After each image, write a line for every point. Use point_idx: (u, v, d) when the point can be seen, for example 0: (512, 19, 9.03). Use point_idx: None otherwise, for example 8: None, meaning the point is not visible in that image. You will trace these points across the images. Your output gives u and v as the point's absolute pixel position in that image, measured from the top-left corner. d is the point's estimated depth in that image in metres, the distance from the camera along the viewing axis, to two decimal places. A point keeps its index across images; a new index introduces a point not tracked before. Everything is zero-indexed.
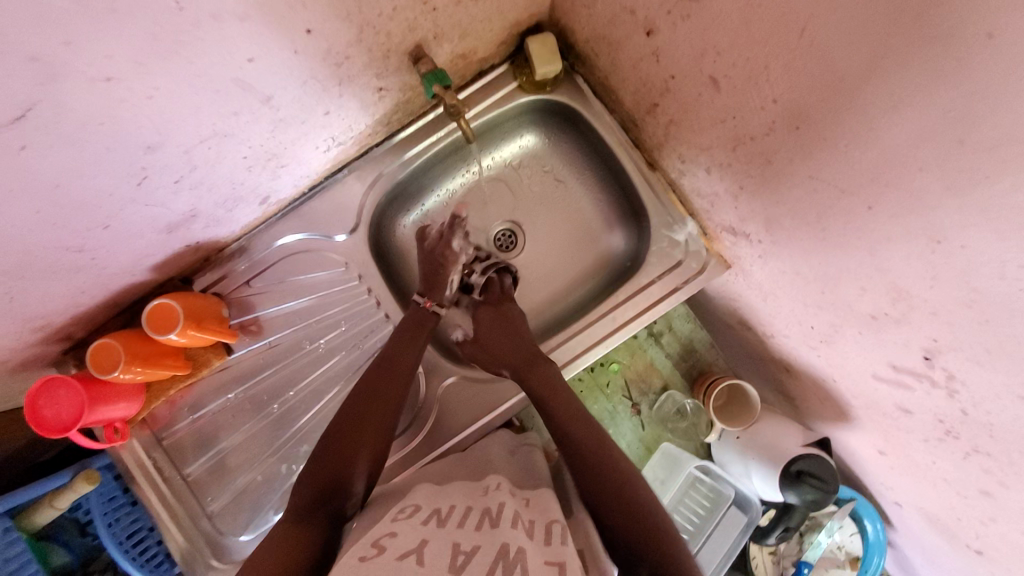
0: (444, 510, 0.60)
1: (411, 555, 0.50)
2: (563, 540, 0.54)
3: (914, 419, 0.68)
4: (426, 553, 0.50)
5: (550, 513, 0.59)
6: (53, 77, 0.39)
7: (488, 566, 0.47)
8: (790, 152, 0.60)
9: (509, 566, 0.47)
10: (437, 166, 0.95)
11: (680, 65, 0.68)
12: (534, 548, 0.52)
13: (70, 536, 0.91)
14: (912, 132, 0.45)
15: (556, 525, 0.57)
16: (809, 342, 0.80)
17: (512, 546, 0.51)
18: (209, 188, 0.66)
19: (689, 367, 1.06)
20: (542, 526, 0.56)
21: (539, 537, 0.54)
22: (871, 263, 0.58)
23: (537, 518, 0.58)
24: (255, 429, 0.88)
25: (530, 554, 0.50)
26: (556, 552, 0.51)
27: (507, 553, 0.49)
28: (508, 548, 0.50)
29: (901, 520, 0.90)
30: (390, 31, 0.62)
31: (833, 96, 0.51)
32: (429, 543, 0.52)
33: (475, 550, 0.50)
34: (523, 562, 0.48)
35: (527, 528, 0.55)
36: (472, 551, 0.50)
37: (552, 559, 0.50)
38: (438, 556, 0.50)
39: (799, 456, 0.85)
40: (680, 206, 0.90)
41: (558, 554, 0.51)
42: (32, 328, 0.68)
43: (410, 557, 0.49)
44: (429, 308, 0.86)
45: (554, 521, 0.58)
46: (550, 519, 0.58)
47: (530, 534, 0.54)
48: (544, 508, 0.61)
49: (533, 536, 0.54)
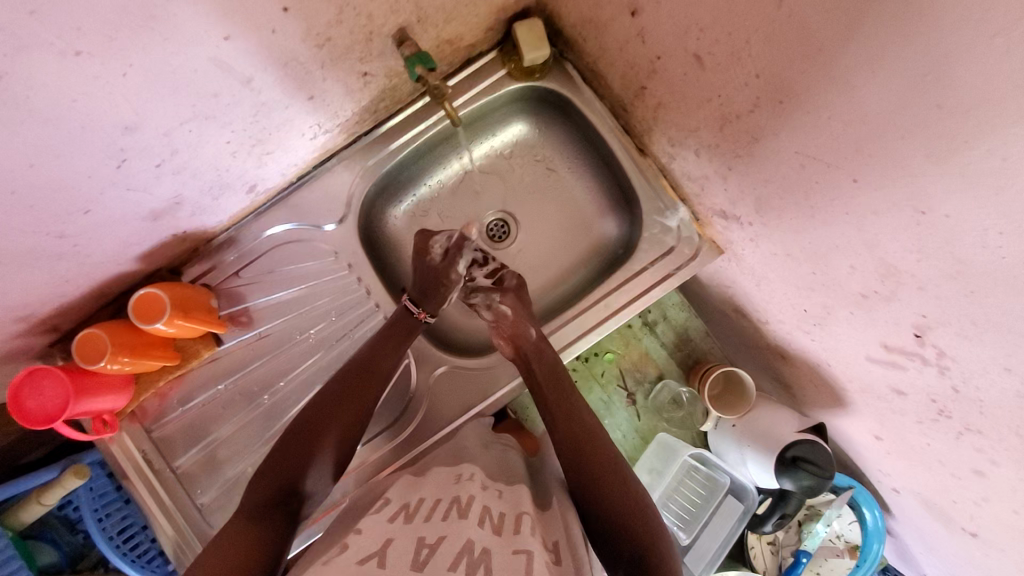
0: (413, 503, 0.61)
1: (373, 558, 0.49)
2: (530, 531, 0.56)
3: (908, 399, 0.67)
4: (388, 554, 0.49)
5: (520, 505, 0.61)
6: (18, 49, 0.38)
7: (453, 559, 0.49)
8: (775, 129, 0.59)
9: (473, 564, 0.49)
10: (427, 155, 0.94)
11: (665, 45, 0.67)
12: (499, 540, 0.53)
13: (58, 534, 0.91)
14: (892, 99, 0.44)
15: (526, 516, 0.59)
16: (802, 326, 0.80)
17: (478, 542, 0.52)
18: (192, 175, 0.66)
19: (684, 356, 1.05)
20: (511, 518, 0.58)
21: (507, 528, 0.56)
22: (859, 239, 0.57)
23: (507, 510, 0.59)
24: (246, 421, 0.87)
25: (495, 548, 0.51)
26: (521, 543, 0.53)
27: (472, 550, 0.50)
28: (473, 543, 0.51)
29: (900, 507, 0.89)
30: (371, 13, 0.61)
31: (815, 67, 0.50)
32: (393, 542, 0.52)
33: (440, 542, 0.51)
34: (487, 560, 0.49)
35: (494, 521, 0.56)
36: (437, 543, 0.51)
37: (518, 548, 0.52)
38: (402, 555, 0.49)
39: (794, 442, 0.84)
40: (671, 191, 0.89)
41: (524, 544, 0.53)
42: (15, 318, 0.68)
43: (371, 560, 0.49)
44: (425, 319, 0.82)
45: (523, 513, 0.59)
46: (519, 512, 0.59)
47: (497, 527, 0.55)
48: (515, 500, 0.62)
49: (500, 529, 0.55)
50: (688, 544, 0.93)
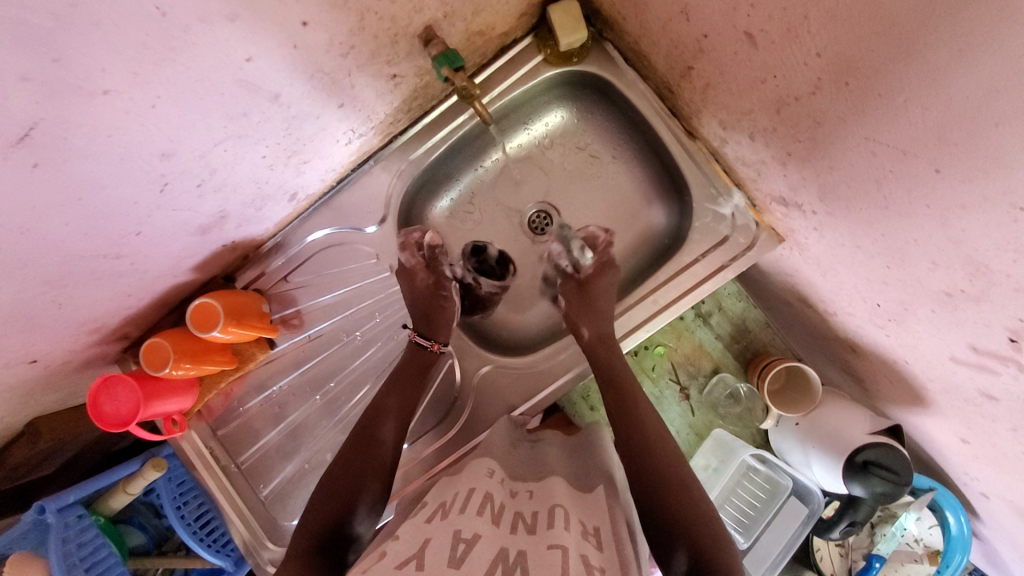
0: (448, 502, 0.61)
1: (412, 562, 0.49)
2: (564, 524, 0.56)
3: (1000, 406, 0.60)
4: (426, 557, 0.50)
5: (552, 500, 0.61)
6: (49, 95, 0.39)
7: (489, 564, 0.49)
8: (840, 112, 0.53)
9: (509, 567, 0.49)
10: (464, 151, 0.92)
11: (712, 23, 0.61)
12: (532, 539, 0.54)
13: (144, 518, 1.00)
14: (982, 79, 0.38)
15: (559, 509, 0.59)
16: (875, 322, 0.72)
17: (512, 548, 0.52)
18: (232, 190, 0.67)
19: (742, 348, 0.99)
20: (544, 515, 0.59)
21: (541, 526, 0.56)
22: (942, 233, 0.50)
23: (540, 508, 0.60)
24: (301, 417, 0.91)
25: (531, 549, 0.52)
26: (555, 536, 0.54)
27: (507, 556, 0.51)
28: (508, 549, 0.52)
29: (990, 514, 0.80)
30: (394, 15, 0.60)
31: (883, 44, 0.44)
32: (432, 545, 0.52)
33: (476, 540, 0.53)
34: (524, 562, 0.50)
35: (527, 523, 0.57)
36: (473, 539, 0.53)
37: (552, 543, 0.52)
38: (439, 557, 0.50)
39: (865, 445, 0.77)
40: (725, 176, 0.83)
41: (556, 538, 0.53)
42: (88, 331, 0.73)
43: (410, 564, 0.49)
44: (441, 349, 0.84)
45: (556, 506, 0.60)
46: (551, 507, 0.60)
47: (531, 527, 0.56)
48: (547, 496, 0.63)
49: (534, 528, 0.56)
50: (746, 548, 0.89)
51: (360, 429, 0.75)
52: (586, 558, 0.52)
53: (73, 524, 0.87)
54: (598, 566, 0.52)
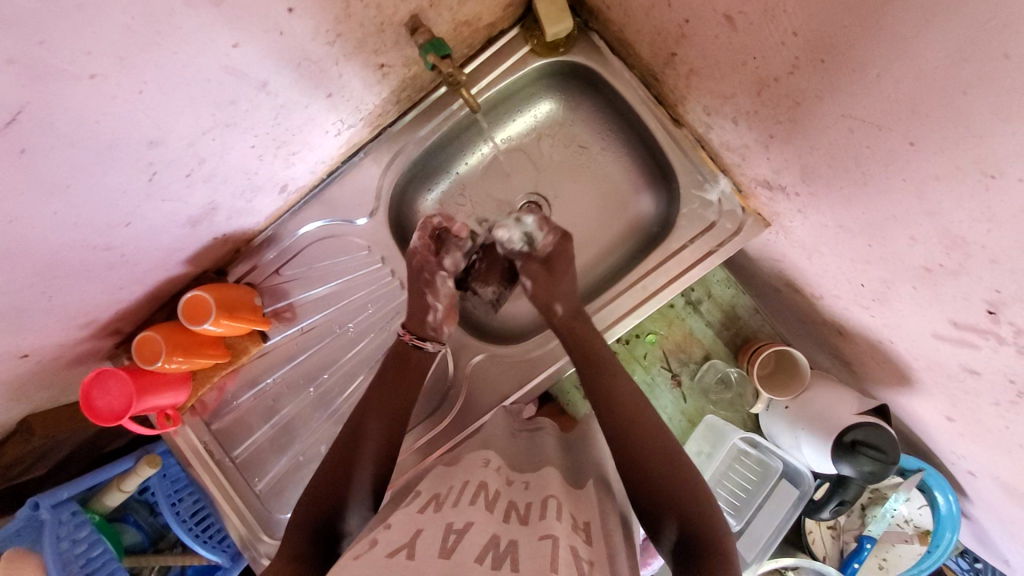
0: (442, 493, 0.62)
1: (402, 550, 0.49)
2: (556, 516, 0.57)
3: (981, 379, 0.61)
4: (417, 546, 0.50)
5: (546, 490, 0.62)
6: (36, 78, 0.40)
7: (479, 551, 0.49)
8: (818, 91, 0.54)
9: (500, 557, 0.49)
10: (454, 143, 0.92)
11: (692, 7, 0.62)
12: (524, 529, 0.54)
13: (139, 516, 1.00)
14: (951, 51, 0.39)
15: (552, 500, 0.60)
16: (859, 302, 0.73)
17: (504, 535, 0.53)
18: (222, 180, 0.68)
19: (732, 335, 1.00)
20: (538, 506, 0.59)
21: (533, 517, 0.57)
22: (919, 208, 0.51)
23: (534, 499, 0.61)
24: (294, 411, 0.91)
25: (522, 539, 0.52)
26: (546, 527, 0.54)
27: (499, 543, 0.51)
28: (500, 538, 0.52)
29: (976, 491, 0.82)
30: (380, 3, 0.60)
31: (856, 20, 0.45)
32: (423, 533, 0.52)
33: (468, 528, 0.53)
34: (514, 551, 0.50)
35: (520, 513, 0.57)
36: (464, 530, 0.52)
37: (544, 534, 0.53)
38: (429, 545, 0.50)
39: (854, 425, 0.78)
40: (711, 162, 0.84)
41: (548, 529, 0.54)
42: (79, 325, 0.73)
43: (401, 552, 0.49)
44: (410, 341, 0.82)
45: (550, 497, 0.60)
46: (545, 496, 0.61)
47: (523, 518, 0.57)
48: (542, 487, 0.63)
49: (527, 518, 0.56)
50: (740, 530, 0.90)
51: (353, 424, 0.75)
52: (575, 550, 0.53)
53: (67, 521, 0.86)
54: (587, 559, 0.52)
